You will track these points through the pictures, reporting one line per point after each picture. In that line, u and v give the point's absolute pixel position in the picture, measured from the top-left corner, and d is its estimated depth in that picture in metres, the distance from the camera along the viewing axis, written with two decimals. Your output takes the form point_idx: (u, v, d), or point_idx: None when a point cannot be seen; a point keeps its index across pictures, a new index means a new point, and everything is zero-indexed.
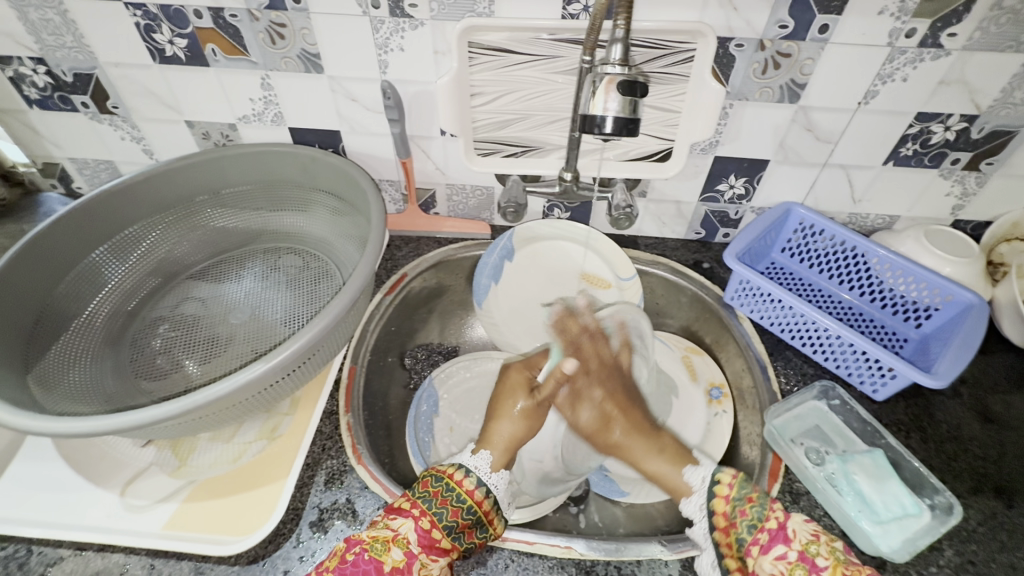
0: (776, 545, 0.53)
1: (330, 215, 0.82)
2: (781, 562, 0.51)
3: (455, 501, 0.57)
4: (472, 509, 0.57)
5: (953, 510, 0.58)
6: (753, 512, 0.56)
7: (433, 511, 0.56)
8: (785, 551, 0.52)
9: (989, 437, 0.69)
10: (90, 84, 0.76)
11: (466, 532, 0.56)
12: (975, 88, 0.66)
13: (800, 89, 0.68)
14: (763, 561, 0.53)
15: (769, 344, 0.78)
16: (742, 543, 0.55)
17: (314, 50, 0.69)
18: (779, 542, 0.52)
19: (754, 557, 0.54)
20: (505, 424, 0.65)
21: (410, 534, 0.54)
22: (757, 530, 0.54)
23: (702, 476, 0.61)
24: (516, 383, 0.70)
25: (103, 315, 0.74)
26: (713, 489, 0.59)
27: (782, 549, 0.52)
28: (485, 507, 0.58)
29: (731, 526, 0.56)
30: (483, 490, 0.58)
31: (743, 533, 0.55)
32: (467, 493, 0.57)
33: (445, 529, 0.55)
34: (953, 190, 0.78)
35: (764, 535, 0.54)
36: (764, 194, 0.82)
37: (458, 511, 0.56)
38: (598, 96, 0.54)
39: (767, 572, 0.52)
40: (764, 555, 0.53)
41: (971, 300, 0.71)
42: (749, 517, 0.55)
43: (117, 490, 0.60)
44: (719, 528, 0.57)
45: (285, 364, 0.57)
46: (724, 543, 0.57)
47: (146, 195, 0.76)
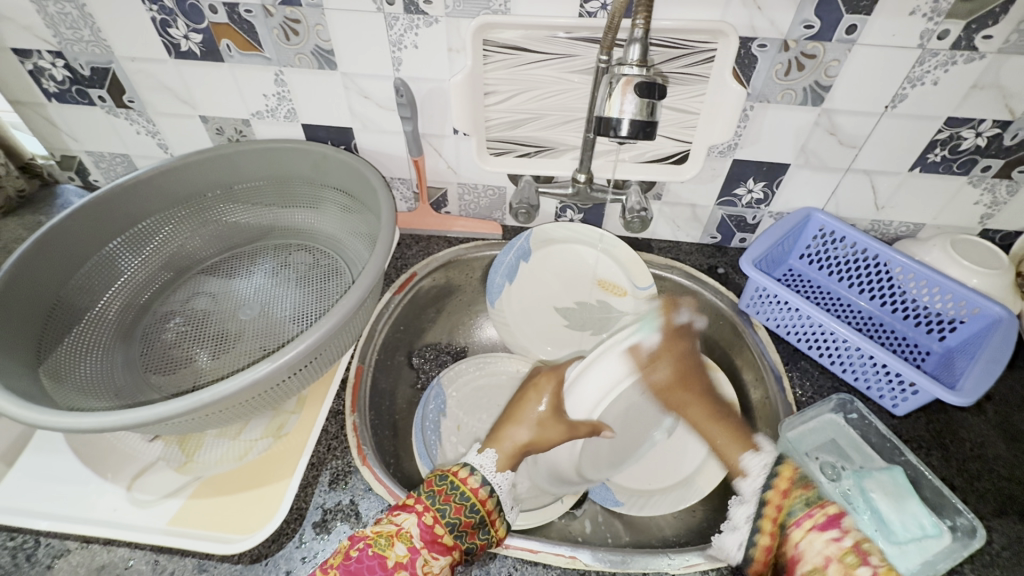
0: (831, 526, 0.55)
1: (339, 212, 0.82)
2: (833, 542, 0.54)
3: (460, 498, 0.56)
4: (475, 506, 0.56)
5: (976, 533, 0.55)
6: (814, 496, 0.59)
7: (437, 507, 0.55)
8: (839, 536, 0.54)
9: (1015, 457, 0.66)
10: (107, 78, 0.76)
11: (469, 530, 0.55)
12: (1010, 93, 0.63)
13: (824, 92, 0.66)
14: (813, 537, 0.55)
15: (785, 353, 0.76)
16: (793, 517, 0.58)
17: (328, 47, 0.69)
18: (835, 525, 0.55)
19: (802, 533, 0.56)
20: (524, 425, 0.65)
21: (413, 529, 0.53)
22: (814, 507, 0.57)
23: (763, 462, 0.63)
24: (547, 382, 0.68)
25: (115, 309, 0.74)
26: (773, 481, 0.61)
27: (836, 532, 0.54)
28: (488, 506, 0.57)
29: (787, 499, 0.60)
30: (487, 489, 0.58)
31: (797, 509, 0.58)
32: (471, 492, 0.57)
33: (448, 525, 0.54)
34: (982, 198, 0.75)
35: (819, 516, 0.56)
36: (783, 199, 0.80)
37: (461, 509, 0.56)
38: (614, 98, 0.53)
39: (817, 547, 0.54)
40: (817, 533, 0.55)
41: (999, 314, 0.68)
42: (807, 496, 0.59)
43: (124, 484, 0.61)
44: (772, 498, 0.60)
45: (291, 363, 0.56)
46: (770, 510, 0.60)
47: (159, 189, 0.77)
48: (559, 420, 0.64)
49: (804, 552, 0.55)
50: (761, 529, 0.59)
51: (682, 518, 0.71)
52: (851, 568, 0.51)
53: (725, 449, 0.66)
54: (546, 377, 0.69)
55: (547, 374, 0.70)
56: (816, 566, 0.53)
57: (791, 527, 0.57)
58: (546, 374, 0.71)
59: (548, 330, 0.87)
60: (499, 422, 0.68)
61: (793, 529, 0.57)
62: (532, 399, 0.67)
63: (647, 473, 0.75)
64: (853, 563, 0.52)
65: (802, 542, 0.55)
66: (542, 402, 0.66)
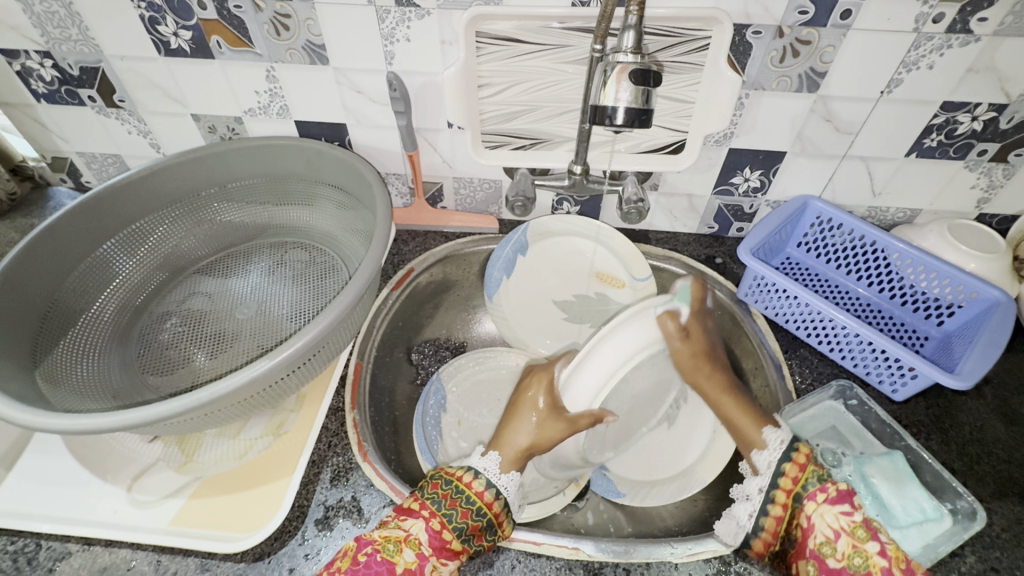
0: (844, 501, 0.54)
1: (335, 209, 0.81)
2: (843, 516, 0.53)
3: (466, 502, 0.57)
4: (481, 510, 0.57)
5: (976, 516, 0.55)
6: (827, 469, 0.58)
7: (443, 512, 0.55)
8: (853, 511, 0.53)
9: (1014, 439, 0.66)
10: (96, 78, 0.76)
11: (477, 535, 0.56)
12: (1005, 76, 0.62)
13: (819, 78, 0.66)
14: (825, 511, 0.54)
15: (784, 341, 0.76)
16: (806, 488, 0.57)
17: (320, 42, 0.68)
18: (847, 500, 0.54)
19: (814, 503, 0.56)
20: (518, 435, 0.63)
21: (421, 534, 0.54)
22: (828, 482, 0.57)
23: (782, 438, 0.62)
24: (540, 381, 0.65)
25: (111, 311, 0.74)
26: (790, 454, 0.60)
27: (848, 507, 0.54)
28: (495, 509, 0.57)
29: (803, 470, 0.59)
30: (493, 492, 0.58)
31: (811, 481, 0.58)
32: (477, 495, 0.57)
33: (455, 530, 0.55)
34: (979, 182, 0.75)
35: (832, 489, 0.56)
36: (780, 188, 0.80)
37: (467, 513, 0.56)
38: (609, 86, 0.53)
39: (828, 522, 0.54)
40: (829, 506, 0.54)
41: (997, 297, 0.68)
42: (821, 471, 0.58)
43: (124, 485, 0.61)
44: (792, 463, 0.60)
45: (289, 361, 0.56)
46: (786, 479, 0.59)
47: (153, 189, 0.76)
48: (558, 418, 0.62)
49: (815, 523, 0.55)
50: (774, 500, 0.59)
51: (684, 508, 0.71)
52: (862, 544, 0.51)
53: (741, 427, 0.65)
54: (537, 376, 0.66)
55: (537, 374, 0.67)
56: (828, 539, 0.53)
57: (805, 498, 0.57)
58: (537, 373, 0.67)
59: (547, 323, 0.87)
60: (499, 423, 0.67)
61: (806, 501, 0.57)
62: (526, 399, 0.65)
63: (649, 464, 0.75)
64: (864, 538, 0.52)
65: (814, 515, 0.55)
66: (538, 401, 0.64)
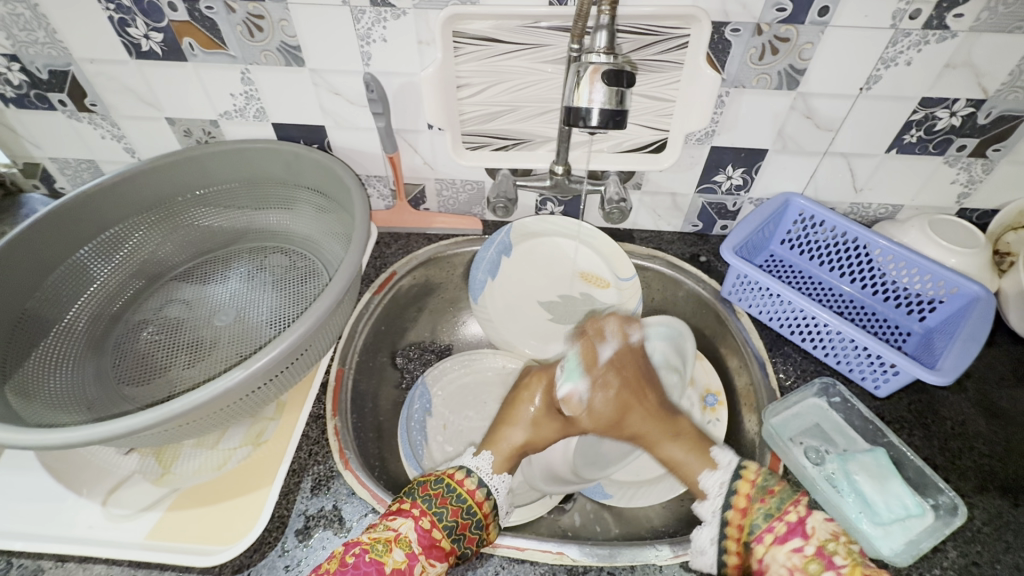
0: (792, 537, 0.51)
1: (314, 212, 0.80)
2: (795, 555, 0.49)
3: (456, 501, 0.56)
4: (471, 508, 0.56)
5: (957, 511, 0.57)
6: (772, 502, 0.54)
7: (433, 511, 0.54)
8: (802, 546, 0.50)
9: (995, 433, 0.67)
10: (66, 81, 0.74)
11: (467, 534, 0.55)
12: (982, 71, 0.63)
13: (799, 75, 0.65)
14: (776, 551, 0.51)
15: (768, 339, 0.76)
16: (756, 529, 0.53)
17: (294, 43, 0.67)
18: (795, 535, 0.50)
19: (766, 545, 0.52)
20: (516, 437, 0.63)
21: (410, 533, 0.53)
22: (772, 521, 0.52)
23: (728, 463, 0.59)
24: (540, 380, 0.68)
25: (84, 320, 0.72)
26: (731, 498, 0.56)
27: (798, 542, 0.50)
28: (485, 509, 0.57)
29: (747, 509, 0.55)
30: (483, 491, 0.58)
31: (758, 520, 0.54)
32: (468, 494, 0.57)
33: (445, 529, 0.54)
34: (959, 177, 0.75)
35: (779, 526, 0.52)
36: (762, 185, 0.80)
37: (458, 511, 0.55)
38: (583, 87, 0.52)
39: (780, 562, 0.50)
40: (778, 546, 0.51)
41: (977, 292, 0.68)
42: (767, 506, 0.54)
43: (99, 499, 0.59)
44: (736, 508, 0.56)
45: (265, 369, 0.55)
46: (735, 523, 0.55)
47: (127, 195, 0.74)
48: (553, 417, 0.65)
49: (769, 566, 0.51)
50: (727, 549, 0.55)
51: (671, 508, 0.71)
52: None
53: (681, 470, 0.62)
54: (537, 376, 0.68)
55: (537, 374, 0.69)
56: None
57: (755, 539, 0.53)
58: (536, 373, 0.69)
59: (532, 324, 0.86)
60: (493, 422, 0.67)
61: (756, 544, 0.53)
62: (524, 398, 0.67)
63: (635, 465, 0.75)
64: (817, 573, 0.48)
65: (766, 558, 0.51)
66: (535, 399, 0.66)
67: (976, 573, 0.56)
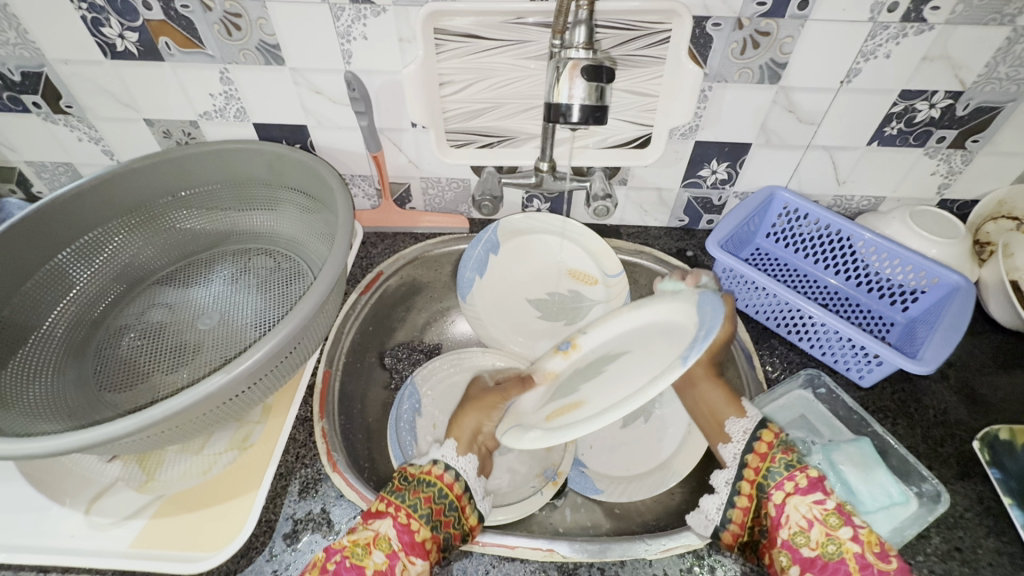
0: (814, 490, 0.55)
1: (299, 213, 0.79)
2: (817, 505, 0.54)
3: (427, 489, 0.58)
4: (443, 492, 0.58)
5: (940, 499, 0.58)
6: (795, 456, 0.58)
7: (407, 504, 0.56)
8: (824, 499, 0.54)
9: (976, 420, 0.68)
10: (40, 83, 0.72)
11: (443, 520, 0.57)
12: (960, 64, 0.63)
13: (780, 69, 0.66)
14: (797, 501, 0.55)
15: (754, 332, 0.77)
16: (775, 478, 0.57)
17: (273, 41, 0.66)
18: (819, 488, 0.55)
19: (784, 493, 0.56)
20: (466, 429, 0.66)
21: (389, 531, 0.54)
22: (795, 469, 0.57)
23: (744, 428, 0.62)
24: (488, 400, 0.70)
25: (64, 326, 0.71)
26: (753, 444, 0.60)
27: (820, 496, 0.54)
28: (457, 491, 0.59)
29: (767, 457, 0.59)
30: (452, 474, 0.60)
31: (779, 469, 0.57)
32: (437, 478, 0.59)
33: (421, 518, 0.56)
34: (938, 169, 0.76)
35: (801, 478, 0.56)
36: (747, 179, 0.80)
37: (430, 499, 0.57)
38: (562, 83, 0.52)
39: (801, 512, 0.54)
40: (801, 496, 0.55)
41: (958, 282, 0.69)
42: (788, 457, 0.58)
43: (82, 508, 0.58)
44: (756, 452, 0.60)
45: (249, 373, 0.54)
46: (753, 466, 0.59)
47: (104, 198, 0.73)
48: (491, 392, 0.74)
49: (788, 515, 0.55)
50: (740, 491, 0.59)
51: (661, 502, 0.71)
52: (835, 531, 0.52)
53: (716, 416, 0.65)
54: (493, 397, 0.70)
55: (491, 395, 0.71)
56: (801, 529, 0.54)
57: (772, 488, 0.57)
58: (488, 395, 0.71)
59: (521, 322, 0.86)
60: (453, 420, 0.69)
61: (774, 491, 0.57)
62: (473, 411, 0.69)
63: (623, 459, 0.75)
64: (836, 525, 0.53)
65: (787, 506, 0.55)
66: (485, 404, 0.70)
67: (958, 558, 0.57)
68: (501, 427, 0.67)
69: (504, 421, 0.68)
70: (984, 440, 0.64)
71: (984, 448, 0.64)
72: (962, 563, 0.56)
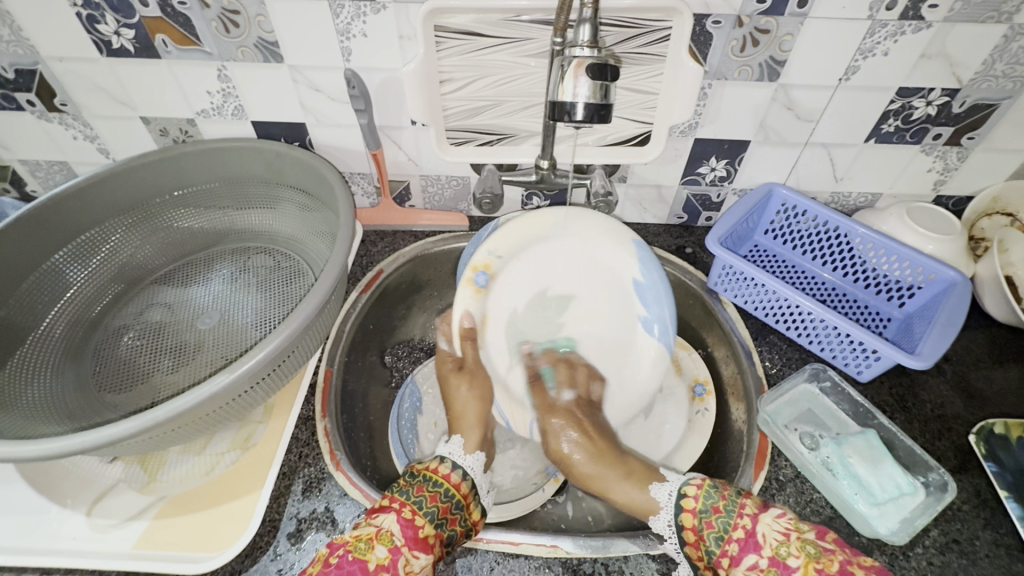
0: (747, 555, 0.54)
1: (298, 211, 0.79)
2: (754, 570, 0.53)
3: (434, 487, 0.60)
4: (449, 492, 0.60)
5: (947, 488, 0.59)
6: (719, 522, 0.57)
7: (413, 500, 0.57)
8: (757, 560, 0.53)
9: (973, 414, 0.69)
10: (33, 81, 0.71)
11: (448, 518, 0.57)
12: (956, 61, 0.64)
13: (779, 67, 0.66)
14: (736, 573, 0.55)
15: (754, 329, 0.77)
16: (713, 556, 0.56)
17: (272, 38, 0.66)
18: (750, 550, 0.54)
19: (727, 568, 0.56)
20: (470, 419, 0.70)
21: (393, 527, 0.54)
22: (726, 542, 0.56)
23: (669, 491, 0.62)
24: (457, 368, 0.73)
25: (62, 326, 0.70)
26: (681, 535, 0.59)
27: (753, 558, 0.54)
28: (463, 491, 0.61)
29: (700, 540, 0.58)
30: (459, 474, 0.63)
31: (712, 546, 0.57)
32: (444, 479, 0.61)
33: (427, 515, 0.56)
34: (935, 165, 0.77)
35: (733, 547, 0.55)
36: (746, 176, 0.81)
37: (436, 497, 0.58)
38: (567, 81, 0.52)
39: None
40: (736, 566, 0.55)
41: (954, 278, 0.70)
42: (715, 530, 0.57)
43: (83, 510, 0.58)
44: (689, 543, 0.58)
45: (251, 373, 0.54)
46: (696, 555, 0.58)
47: (101, 197, 0.72)
48: (461, 371, 0.73)
49: None
50: None
51: None
52: None
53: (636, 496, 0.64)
54: (470, 377, 0.72)
55: (461, 374, 0.72)
56: None
57: (717, 562, 0.56)
58: (459, 372, 0.72)
59: None
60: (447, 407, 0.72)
61: (720, 565, 0.56)
62: (454, 386, 0.72)
63: None
64: None
65: None
66: (461, 387, 0.72)
67: (957, 550, 0.58)
68: (517, 424, 0.72)
69: (509, 411, 0.72)
70: (979, 434, 0.65)
71: (981, 442, 0.65)
72: (960, 554, 0.57)
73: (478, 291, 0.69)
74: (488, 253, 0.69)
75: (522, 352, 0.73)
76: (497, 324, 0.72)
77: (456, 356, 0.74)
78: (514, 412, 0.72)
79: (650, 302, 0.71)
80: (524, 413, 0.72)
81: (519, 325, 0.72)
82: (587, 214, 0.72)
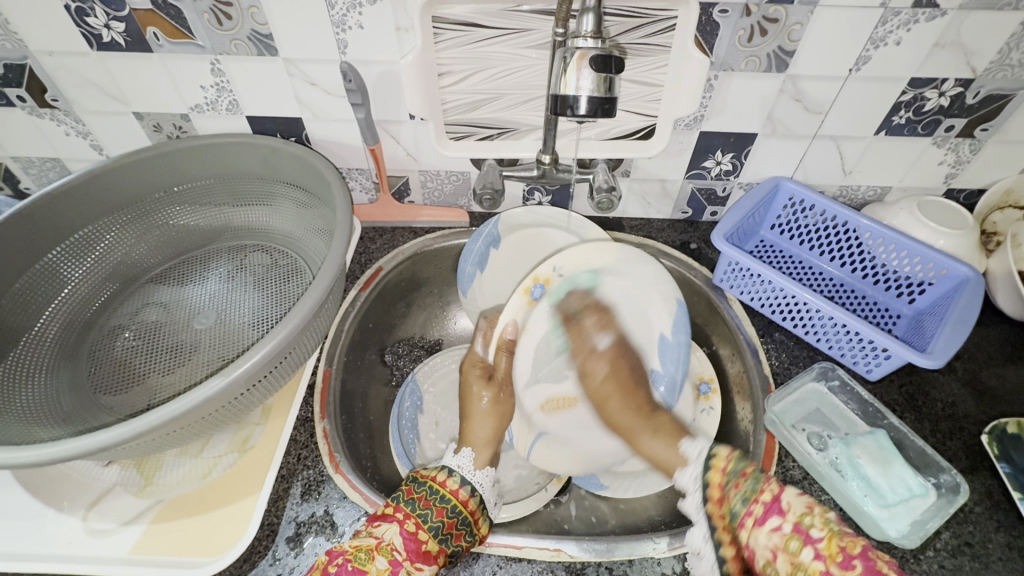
0: (771, 516, 0.48)
1: (295, 208, 0.78)
2: (775, 534, 0.47)
3: (439, 501, 0.57)
4: (456, 508, 0.58)
5: (959, 490, 0.57)
6: (747, 486, 0.52)
7: (418, 513, 0.56)
8: (780, 523, 0.47)
9: (984, 412, 0.67)
10: (23, 75, 0.69)
11: (453, 533, 0.56)
12: (971, 50, 0.62)
13: (788, 57, 0.64)
14: (758, 534, 0.49)
15: (760, 325, 0.76)
16: (736, 516, 0.51)
17: (265, 31, 0.64)
18: (774, 513, 0.48)
19: (749, 530, 0.50)
20: (483, 435, 0.67)
21: (394, 539, 0.53)
22: (752, 501, 0.50)
23: (699, 451, 0.59)
24: (481, 377, 0.71)
25: (56, 328, 0.69)
26: (705, 492, 0.55)
27: (776, 521, 0.48)
28: (470, 506, 0.59)
29: (724, 500, 0.53)
30: (467, 489, 0.60)
31: (736, 506, 0.51)
32: (451, 494, 0.59)
33: (431, 530, 0.55)
34: (946, 158, 0.75)
35: (757, 508, 0.50)
36: (753, 170, 0.79)
37: (442, 511, 0.57)
38: (570, 73, 0.51)
39: (763, 544, 0.48)
40: (759, 528, 0.49)
41: (967, 274, 0.68)
42: (742, 490, 0.52)
43: (79, 514, 0.57)
44: (713, 501, 0.54)
45: (247, 376, 0.53)
46: (718, 515, 0.53)
47: (94, 195, 0.71)
48: (488, 382, 0.71)
49: (754, 549, 0.49)
50: (723, 542, 0.52)
51: (665, 497, 0.70)
52: (798, 557, 0.45)
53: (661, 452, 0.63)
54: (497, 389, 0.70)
55: (488, 385, 0.71)
56: (767, 561, 0.47)
57: (738, 525, 0.51)
58: (484, 381, 0.71)
59: None
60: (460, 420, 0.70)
61: (740, 528, 0.50)
62: (472, 395, 0.70)
63: None
64: (798, 549, 0.45)
65: (751, 542, 0.49)
66: (483, 397, 0.70)
67: (968, 553, 0.56)
68: (520, 442, 0.72)
69: (516, 430, 0.72)
70: (992, 434, 0.64)
71: (994, 443, 0.63)
72: (972, 558, 0.56)
73: (530, 301, 0.68)
74: (552, 268, 0.68)
75: (551, 374, 0.74)
76: (532, 338, 0.71)
77: (487, 364, 0.72)
78: (520, 430, 0.72)
79: (669, 360, 0.73)
80: (528, 432, 0.73)
81: (548, 346, 0.73)
82: (645, 263, 0.71)
